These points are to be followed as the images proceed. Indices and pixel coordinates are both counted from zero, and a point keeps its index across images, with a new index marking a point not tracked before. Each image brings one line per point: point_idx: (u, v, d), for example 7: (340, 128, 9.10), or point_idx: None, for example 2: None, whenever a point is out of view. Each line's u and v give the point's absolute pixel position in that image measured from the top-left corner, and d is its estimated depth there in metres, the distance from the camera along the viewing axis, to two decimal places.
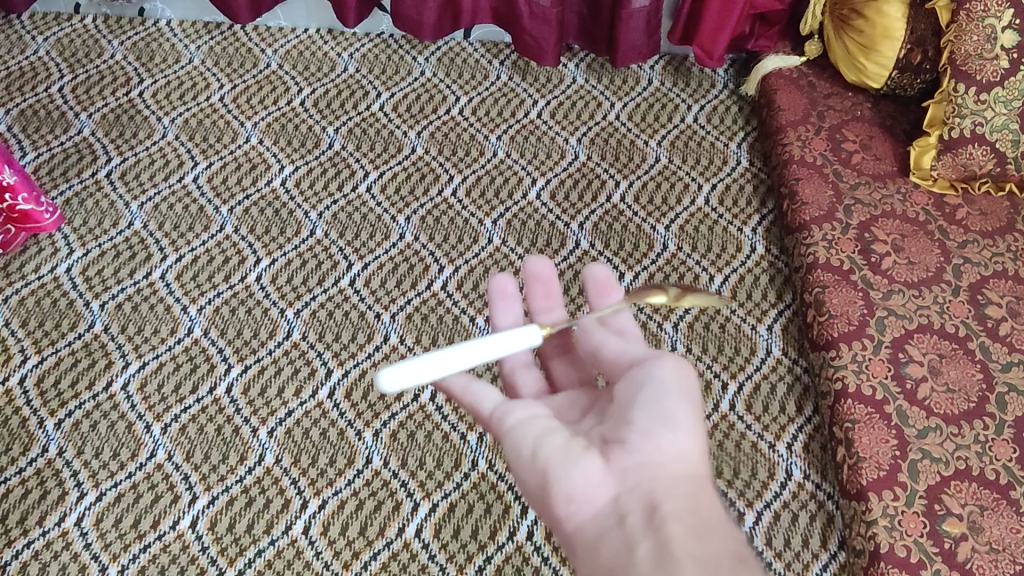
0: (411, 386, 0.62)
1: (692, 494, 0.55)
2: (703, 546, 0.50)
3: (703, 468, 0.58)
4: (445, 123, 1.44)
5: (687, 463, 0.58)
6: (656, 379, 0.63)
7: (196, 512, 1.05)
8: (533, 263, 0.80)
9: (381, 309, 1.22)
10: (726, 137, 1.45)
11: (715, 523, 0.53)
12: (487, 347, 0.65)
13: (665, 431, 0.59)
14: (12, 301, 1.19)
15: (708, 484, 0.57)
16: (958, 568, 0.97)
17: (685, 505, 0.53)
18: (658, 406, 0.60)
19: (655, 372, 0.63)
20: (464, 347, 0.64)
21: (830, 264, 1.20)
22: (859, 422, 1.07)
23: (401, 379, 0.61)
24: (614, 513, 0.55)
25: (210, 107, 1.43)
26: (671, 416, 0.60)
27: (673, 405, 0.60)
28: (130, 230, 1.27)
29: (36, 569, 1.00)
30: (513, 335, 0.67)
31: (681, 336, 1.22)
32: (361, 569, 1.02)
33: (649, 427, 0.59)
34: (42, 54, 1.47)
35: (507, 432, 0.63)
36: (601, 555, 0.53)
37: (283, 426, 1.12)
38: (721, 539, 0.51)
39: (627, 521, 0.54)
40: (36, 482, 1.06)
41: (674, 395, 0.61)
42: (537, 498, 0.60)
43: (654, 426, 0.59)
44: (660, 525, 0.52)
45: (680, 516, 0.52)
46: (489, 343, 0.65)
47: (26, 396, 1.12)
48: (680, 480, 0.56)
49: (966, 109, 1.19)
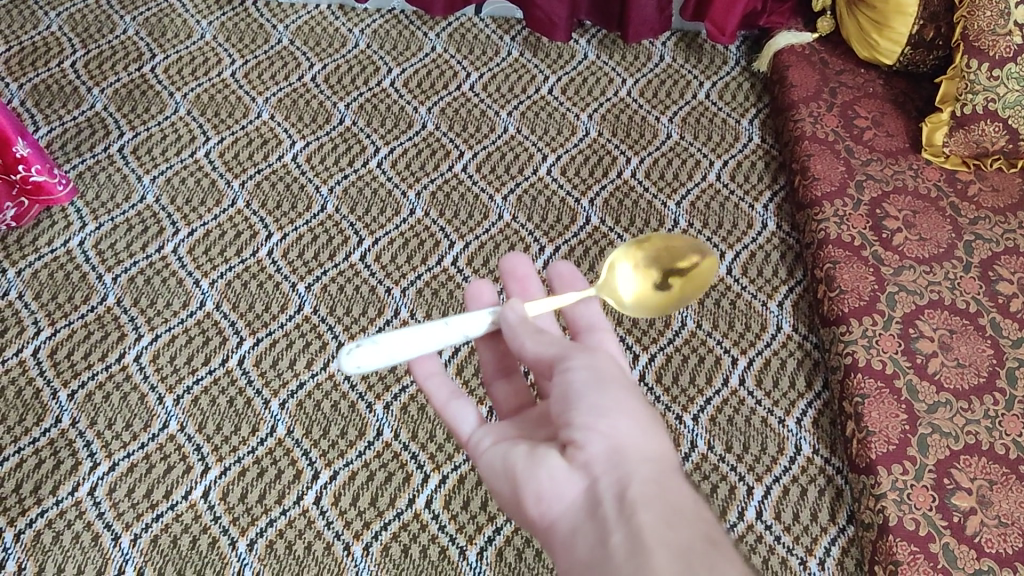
0: (380, 366, 0.63)
1: (660, 477, 0.53)
2: (676, 534, 0.49)
3: (666, 448, 0.57)
4: (456, 98, 1.44)
5: (651, 447, 0.55)
6: (599, 368, 0.58)
7: (208, 483, 1.05)
8: (510, 261, 0.80)
9: (391, 284, 1.22)
10: (738, 113, 1.45)
11: (684, 504, 0.51)
12: (463, 325, 0.67)
13: (622, 414, 0.56)
14: (25, 274, 1.20)
15: (675, 465, 0.56)
16: (967, 541, 0.97)
17: (654, 491, 0.52)
18: (609, 393, 0.57)
19: (595, 356, 0.59)
20: (430, 329, 0.65)
21: (841, 239, 1.20)
22: (869, 396, 1.07)
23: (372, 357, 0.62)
24: (585, 504, 0.53)
25: (222, 82, 1.43)
26: (622, 400, 0.56)
27: (622, 389, 0.57)
28: (142, 204, 1.28)
29: (50, 537, 1.01)
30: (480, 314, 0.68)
31: (691, 312, 1.22)
32: (372, 539, 1.03)
33: (599, 414, 0.55)
34: (54, 30, 1.47)
35: (482, 452, 0.63)
36: (578, 551, 0.52)
37: (295, 398, 1.12)
38: (693, 523, 0.50)
39: (598, 513, 0.52)
40: (49, 452, 1.06)
41: (618, 382, 0.58)
42: (508, 500, 0.58)
43: (604, 412, 0.55)
44: (630, 515, 0.50)
45: (648, 501, 0.51)
46: (457, 325, 0.67)
47: (39, 367, 1.13)
48: (646, 463, 0.54)
49: (979, 85, 1.19)
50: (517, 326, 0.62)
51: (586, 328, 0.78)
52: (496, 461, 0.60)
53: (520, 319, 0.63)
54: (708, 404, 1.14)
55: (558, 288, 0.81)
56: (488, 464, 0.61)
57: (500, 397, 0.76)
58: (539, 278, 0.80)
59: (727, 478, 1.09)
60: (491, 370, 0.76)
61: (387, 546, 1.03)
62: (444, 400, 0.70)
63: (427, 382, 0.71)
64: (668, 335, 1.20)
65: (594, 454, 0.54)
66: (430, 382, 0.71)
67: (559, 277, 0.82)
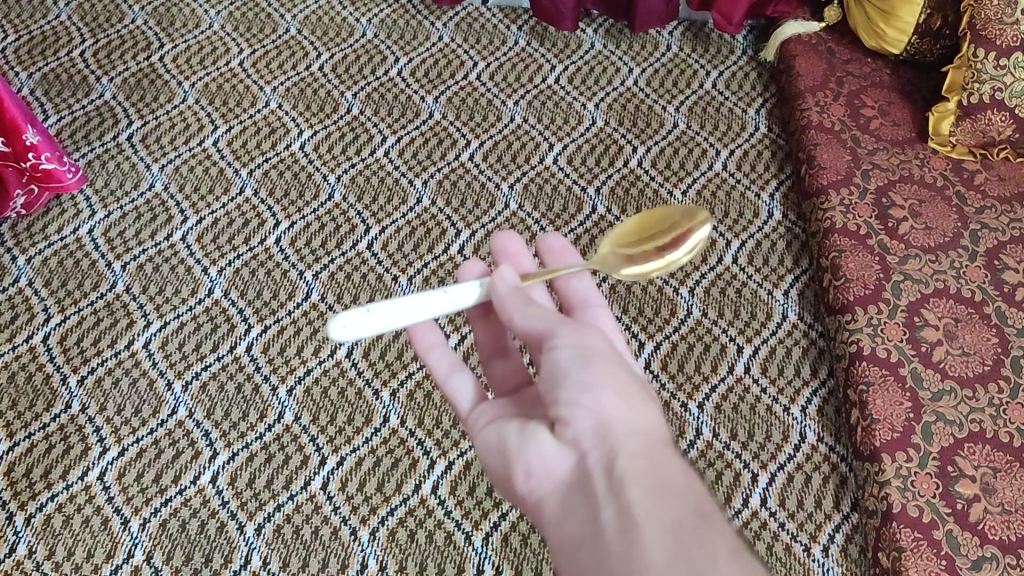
0: (370, 335, 0.63)
1: (648, 450, 0.53)
2: (666, 509, 0.49)
3: (654, 420, 0.57)
4: (464, 88, 1.44)
5: (640, 419, 0.55)
6: (584, 343, 0.58)
7: (216, 468, 1.06)
8: (500, 238, 0.79)
9: (398, 272, 1.23)
10: (745, 103, 1.45)
11: (673, 476, 0.51)
12: (454, 296, 0.66)
13: (609, 388, 0.56)
14: (34, 261, 1.21)
15: (664, 436, 0.56)
16: (970, 528, 0.97)
17: (642, 464, 0.52)
18: (595, 367, 0.57)
19: (581, 332, 0.59)
20: (422, 298, 0.65)
21: (847, 228, 1.21)
22: (874, 384, 1.07)
23: (360, 325, 0.62)
24: (574, 480, 0.54)
25: (230, 72, 1.43)
26: (608, 373, 0.56)
27: (608, 364, 0.57)
28: (151, 192, 1.29)
29: (60, 521, 1.02)
30: (471, 286, 0.67)
31: (697, 300, 1.22)
32: (378, 525, 1.04)
33: (585, 390, 0.55)
34: (63, 19, 1.48)
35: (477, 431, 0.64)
36: (568, 527, 0.53)
37: (302, 385, 1.13)
38: (684, 496, 0.50)
39: (588, 490, 0.52)
40: (59, 438, 1.07)
41: (604, 358, 0.58)
42: (501, 478, 0.59)
43: (589, 388, 0.55)
44: (618, 489, 0.50)
45: (637, 475, 0.51)
46: (447, 294, 0.66)
47: (49, 354, 1.14)
48: (634, 435, 0.54)
49: (986, 74, 1.19)
50: (506, 298, 0.61)
51: (580, 303, 0.78)
52: (489, 439, 0.61)
53: (511, 288, 0.62)
54: (713, 391, 1.15)
55: (550, 264, 0.81)
56: (482, 442, 0.62)
57: (497, 374, 0.76)
58: (530, 254, 0.79)
59: (731, 465, 1.09)
60: (487, 350, 0.77)
61: (394, 531, 1.04)
62: (444, 372, 0.71)
63: (429, 356, 0.72)
64: (675, 323, 1.20)
65: (582, 430, 0.54)
66: (432, 354, 0.72)
67: (549, 250, 0.81)
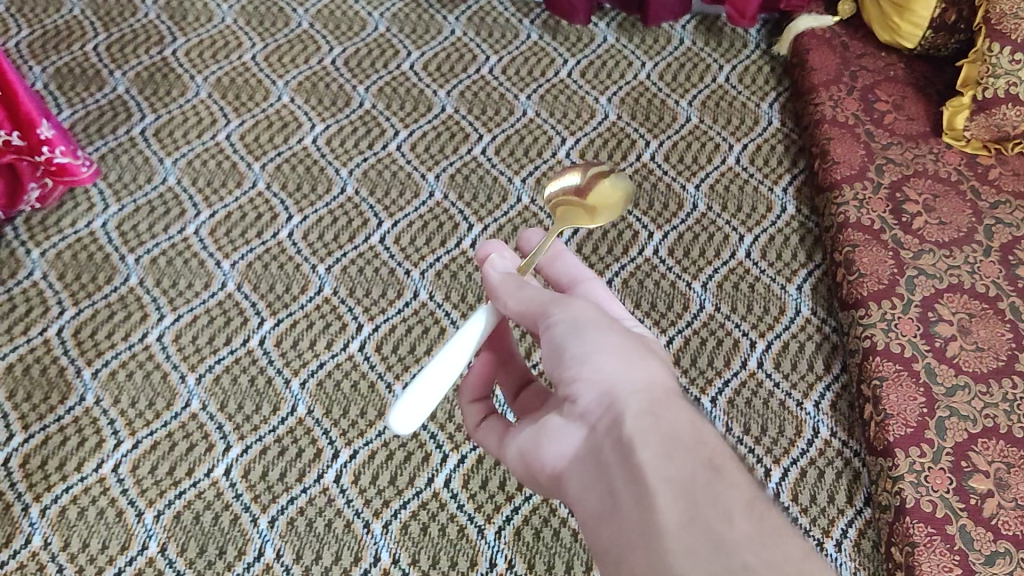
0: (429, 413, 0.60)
1: (652, 406, 0.52)
2: (675, 465, 0.48)
3: (661, 377, 0.55)
4: (476, 82, 1.44)
5: (643, 376, 0.54)
6: (580, 318, 0.57)
7: (230, 461, 1.07)
8: None
9: (411, 266, 1.23)
10: (758, 97, 1.45)
11: (681, 428, 0.50)
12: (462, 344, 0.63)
13: (609, 355, 0.55)
14: (48, 254, 1.21)
15: (670, 389, 0.54)
16: (984, 523, 0.97)
17: (648, 422, 0.51)
18: (592, 337, 0.56)
19: (577, 307, 0.58)
20: (450, 348, 0.62)
21: (860, 223, 1.20)
22: (887, 378, 1.07)
23: (416, 409, 0.59)
24: (587, 453, 0.53)
25: (243, 66, 1.44)
26: (605, 340, 0.56)
27: (604, 330, 0.57)
28: (164, 186, 1.29)
29: (74, 513, 1.02)
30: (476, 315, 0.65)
31: (710, 295, 1.22)
32: (391, 518, 1.04)
33: (584, 364, 0.55)
34: (76, 13, 1.48)
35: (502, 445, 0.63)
36: (586, 501, 0.52)
37: (315, 378, 1.13)
38: (693, 446, 0.49)
39: (599, 459, 0.52)
40: (74, 430, 1.08)
41: (601, 328, 0.57)
42: (529, 477, 0.59)
43: (587, 361, 0.55)
44: (628, 453, 0.50)
45: (643, 434, 0.50)
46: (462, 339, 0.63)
47: (63, 347, 1.14)
48: (639, 395, 0.53)
49: (1001, 68, 1.19)
50: (498, 283, 0.62)
51: (570, 282, 0.72)
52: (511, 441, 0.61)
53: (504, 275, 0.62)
54: (726, 385, 1.15)
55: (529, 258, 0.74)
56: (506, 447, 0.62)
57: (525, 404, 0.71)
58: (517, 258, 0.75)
59: (745, 459, 1.09)
60: (512, 386, 0.73)
61: (407, 524, 1.04)
62: (476, 423, 0.69)
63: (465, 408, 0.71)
64: (687, 318, 1.20)
65: (589, 402, 0.54)
66: (466, 404, 0.70)
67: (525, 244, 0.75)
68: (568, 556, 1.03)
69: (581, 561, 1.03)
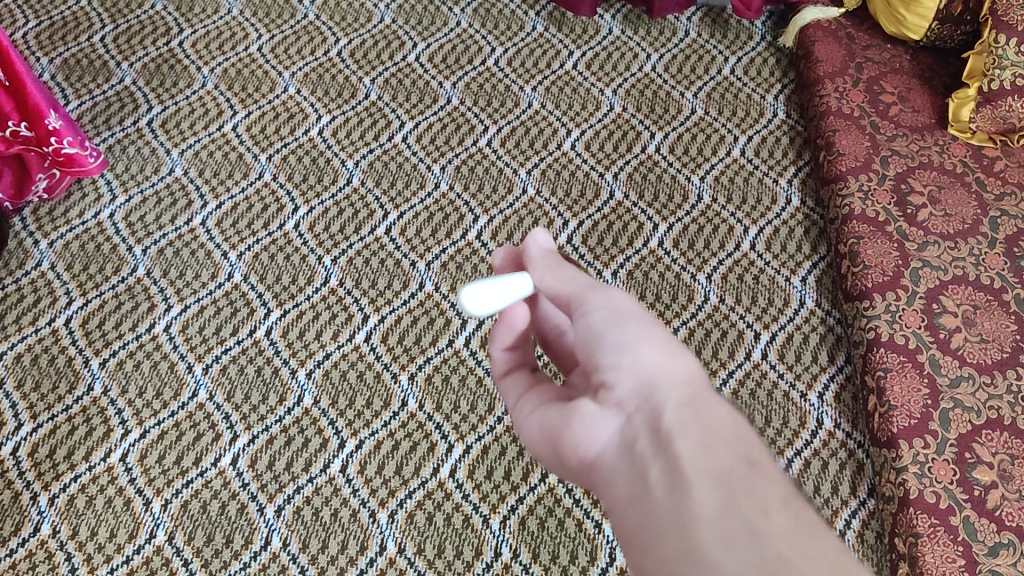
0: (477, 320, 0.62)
1: (693, 399, 0.52)
2: (714, 460, 0.47)
3: (697, 373, 0.54)
4: (482, 73, 1.44)
5: (682, 371, 0.54)
6: (616, 305, 0.57)
7: (237, 450, 1.08)
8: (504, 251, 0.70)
9: (416, 258, 1.24)
10: (764, 89, 1.44)
11: (721, 426, 0.50)
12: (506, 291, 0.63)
13: (647, 344, 0.54)
14: (57, 245, 1.22)
15: (706, 383, 0.54)
16: (987, 515, 0.97)
17: (687, 415, 0.50)
18: (632, 324, 0.55)
19: (612, 295, 0.57)
20: (505, 282, 0.63)
21: (865, 215, 1.20)
22: (892, 370, 1.08)
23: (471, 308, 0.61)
24: (621, 441, 0.52)
25: (249, 57, 1.44)
26: (641, 329, 0.55)
27: (640, 319, 0.56)
28: (171, 177, 1.30)
29: (83, 501, 1.03)
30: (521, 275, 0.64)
31: (714, 286, 1.23)
32: (397, 507, 1.05)
33: (622, 352, 0.54)
34: (84, 4, 1.49)
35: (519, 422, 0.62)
36: (617, 490, 0.51)
37: (321, 368, 1.14)
38: (732, 443, 0.48)
39: (633, 448, 0.51)
40: (82, 419, 1.09)
41: (636, 318, 0.56)
42: (552, 460, 0.57)
43: (626, 349, 0.54)
44: (667, 444, 0.49)
45: (682, 427, 0.49)
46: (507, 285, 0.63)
47: (71, 337, 1.15)
48: (678, 388, 0.52)
49: (1007, 60, 1.18)
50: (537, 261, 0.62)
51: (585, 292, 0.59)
52: (532, 425, 0.59)
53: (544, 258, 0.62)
54: (731, 377, 1.15)
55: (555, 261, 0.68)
56: (524, 426, 0.60)
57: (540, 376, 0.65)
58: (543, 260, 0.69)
59: None
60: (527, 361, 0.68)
61: (413, 513, 1.05)
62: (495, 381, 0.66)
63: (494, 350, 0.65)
64: (692, 309, 1.21)
65: (624, 390, 0.53)
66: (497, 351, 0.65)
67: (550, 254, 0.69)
68: (573, 546, 1.04)
69: (585, 552, 1.04)
